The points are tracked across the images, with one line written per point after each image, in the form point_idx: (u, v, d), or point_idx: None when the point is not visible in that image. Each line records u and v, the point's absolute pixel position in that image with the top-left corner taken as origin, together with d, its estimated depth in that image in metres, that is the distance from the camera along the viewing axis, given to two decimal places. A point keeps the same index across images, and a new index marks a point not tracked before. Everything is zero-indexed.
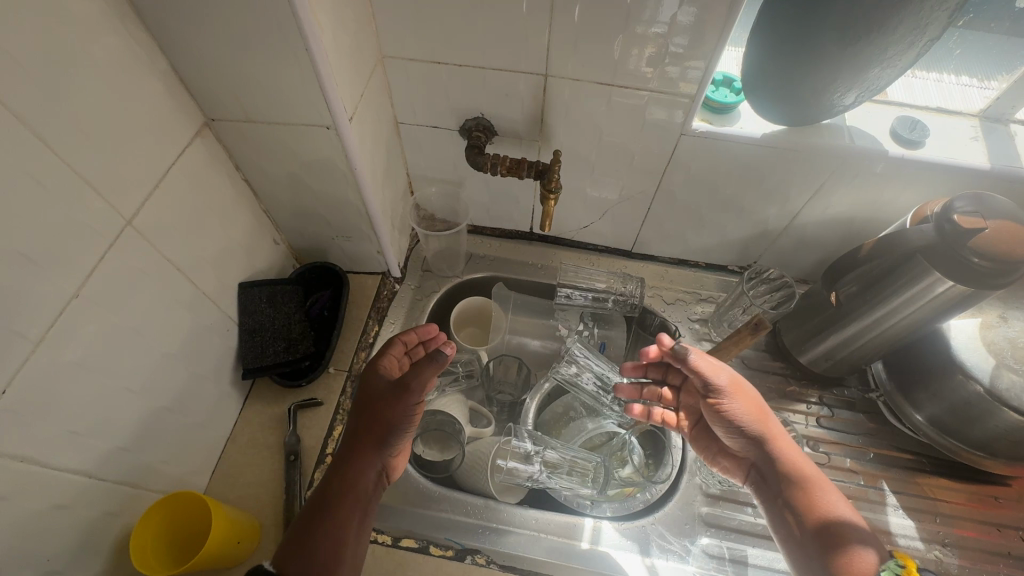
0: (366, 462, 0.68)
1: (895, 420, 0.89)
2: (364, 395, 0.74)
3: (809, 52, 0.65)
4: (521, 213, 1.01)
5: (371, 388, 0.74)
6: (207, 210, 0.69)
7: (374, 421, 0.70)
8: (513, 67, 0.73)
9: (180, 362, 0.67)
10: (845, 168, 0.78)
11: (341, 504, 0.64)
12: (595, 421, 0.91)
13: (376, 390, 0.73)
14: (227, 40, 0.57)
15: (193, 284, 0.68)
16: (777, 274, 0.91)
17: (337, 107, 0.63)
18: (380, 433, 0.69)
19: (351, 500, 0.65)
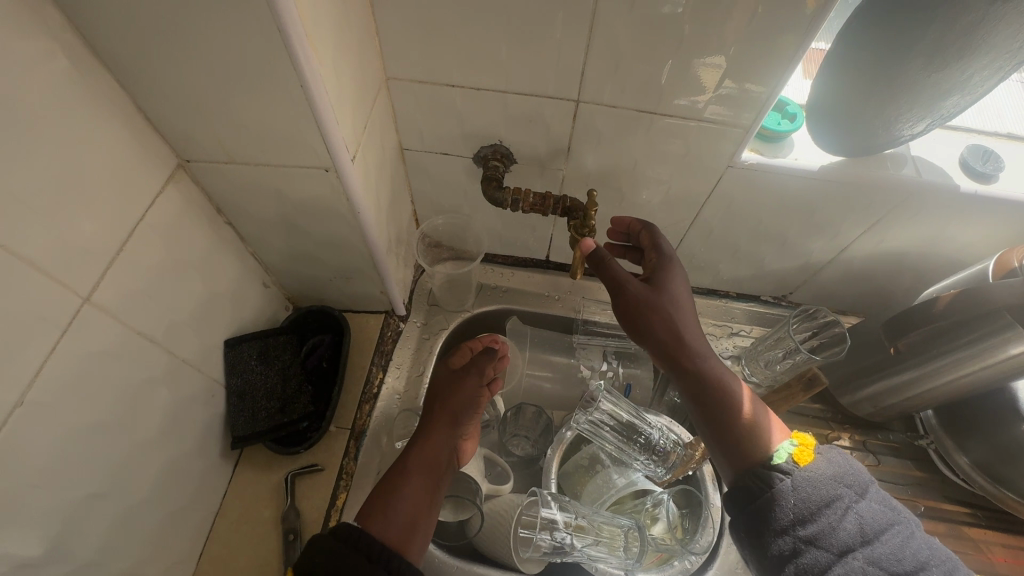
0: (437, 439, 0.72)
1: (946, 469, 0.82)
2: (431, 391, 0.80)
3: (885, 79, 0.57)
4: (538, 241, 0.91)
5: (436, 383, 0.80)
6: (184, 264, 0.59)
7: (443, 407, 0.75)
8: (539, 93, 0.63)
9: (156, 445, 0.57)
10: (908, 203, 0.69)
11: (411, 474, 0.67)
12: (624, 475, 0.83)
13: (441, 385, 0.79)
14: (201, 72, 0.46)
15: (170, 353, 0.58)
16: (831, 319, 0.80)
17: (337, 146, 0.53)
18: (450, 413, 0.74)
19: (420, 471, 0.68)
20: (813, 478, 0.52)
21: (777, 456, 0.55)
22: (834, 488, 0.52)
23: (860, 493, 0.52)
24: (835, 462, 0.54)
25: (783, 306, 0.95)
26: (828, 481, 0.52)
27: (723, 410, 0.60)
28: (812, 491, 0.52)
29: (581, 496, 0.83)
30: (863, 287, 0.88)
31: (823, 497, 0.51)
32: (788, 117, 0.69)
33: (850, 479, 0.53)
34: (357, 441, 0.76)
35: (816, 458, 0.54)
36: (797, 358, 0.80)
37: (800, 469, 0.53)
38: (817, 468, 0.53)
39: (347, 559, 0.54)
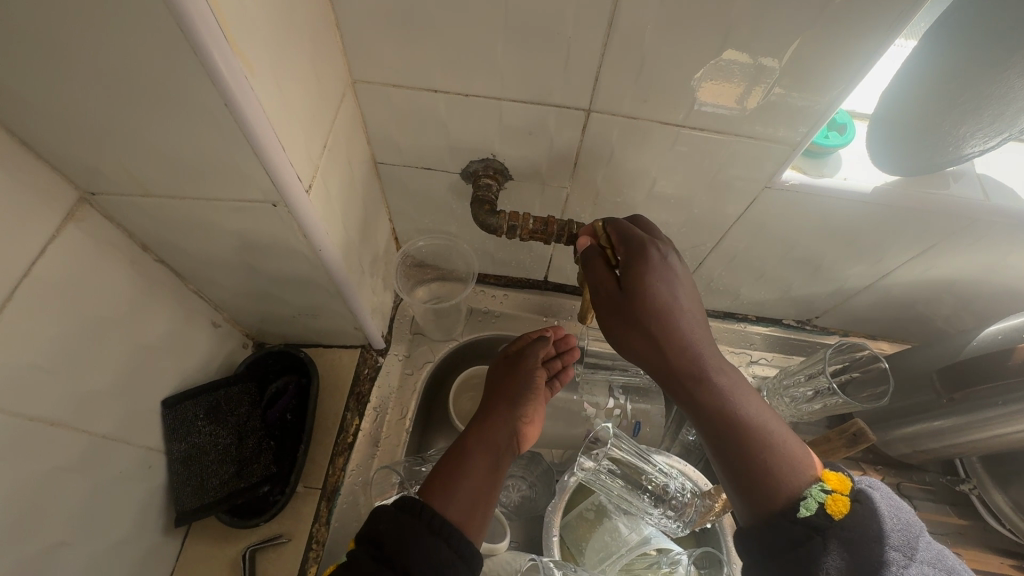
0: (499, 419, 0.61)
1: (990, 516, 0.74)
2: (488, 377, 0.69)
3: (970, 86, 0.46)
4: (535, 262, 0.80)
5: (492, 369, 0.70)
6: (94, 319, 0.47)
7: (503, 389, 0.65)
8: (539, 100, 0.51)
9: (68, 543, 0.46)
10: (971, 229, 0.60)
11: (473, 451, 0.57)
12: (636, 530, 0.72)
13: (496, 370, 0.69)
14: (94, 84, 0.35)
15: (80, 430, 0.47)
16: (872, 356, 0.69)
17: (284, 175, 0.41)
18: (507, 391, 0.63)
19: (483, 449, 0.57)
20: (851, 536, 0.38)
21: (805, 502, 0.41)
22: (877, 550, 0.37)
23: (914, 556, 0.38)
24: (880, 514, 0.39)
25: (808, 331, 0.85)
26: (872, 543, 0.38)
27: (731, 439, 0.45)
28: (852, 555, 0.37)
29: (586, 553, 0.73)
30: (900, 313, 0.78)
31: (863, 564, 0.37)
32: (836, 127, 0.58)
33: (899, 534, 0.39)
34: (329, 503, 0.64)
35: (854, 508, 0.39)
36: (830, 401, 0.70)
37: (834, 524, 0.39)
38: (859, 525, 0.38)
39: (409, 531, 0.45)
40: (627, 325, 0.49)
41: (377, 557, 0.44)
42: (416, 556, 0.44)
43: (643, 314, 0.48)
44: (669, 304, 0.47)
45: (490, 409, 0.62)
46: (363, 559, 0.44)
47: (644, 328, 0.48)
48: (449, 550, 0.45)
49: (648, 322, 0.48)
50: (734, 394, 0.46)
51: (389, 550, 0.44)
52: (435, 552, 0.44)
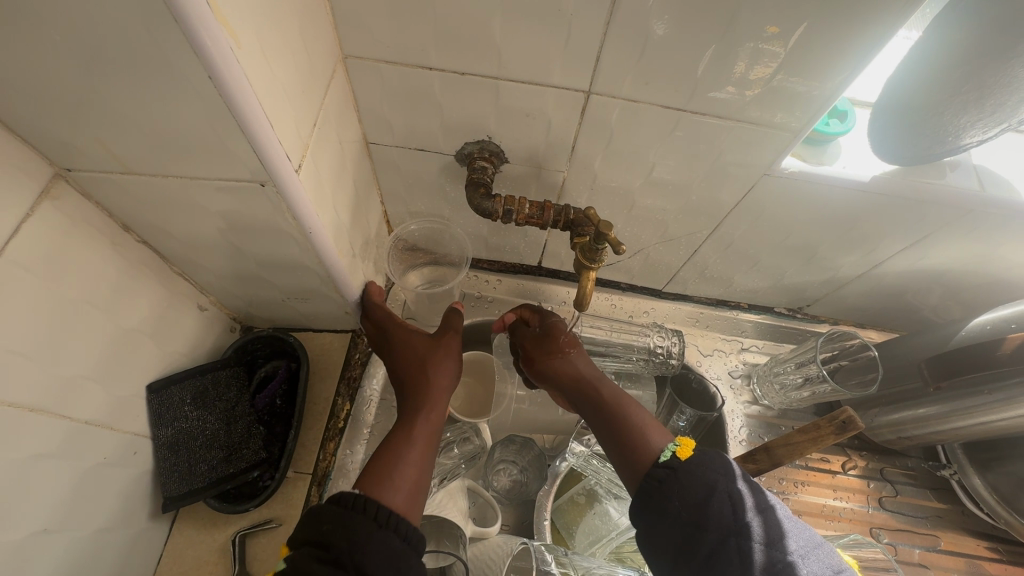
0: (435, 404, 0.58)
1: (968, 501, 0.76)
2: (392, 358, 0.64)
3: (978, 74, 0.45)
4: (529, 247, 0.78)
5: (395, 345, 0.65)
6: (74, 302, 0.45)
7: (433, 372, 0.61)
8: (537, 80, 0.50)
9: (52, 530, 0.46)
10: (965, 220, 0.60)
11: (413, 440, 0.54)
12: (626, 514, 0.73)
13: (419, 344, 0.64)
14: (70, 55, 0.33)
15: (61, 416, 0.45)
16: (862, 344, 0.71)
17: (272, 152, 0.40)
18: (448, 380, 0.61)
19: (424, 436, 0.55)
20: (689, 466, 0.50)
21: (662, 454, 0.52)
22: (707, 474, 0.49)
23: (735, 479, 0.49)
24: (710, 453, 0.51)
25: (798, 319, 0.86)
26: (702, 470, 0.49)
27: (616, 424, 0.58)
28: (690, 481, 0.49)
29: (576, 537, 0.73)
30: (890, 301, 0.79)
31: (701, 486, 0.48)
32: (837, 115, 0.58)
33: (723, 466, 0.50)
34: (320, 487, 0.64)
35: (695, 451, 0.51)
36: (819, 388, 0.73)
37: (682, 462, 0.50)
38: (694, 461, 0.50)
39: (359, 531, 0.43)
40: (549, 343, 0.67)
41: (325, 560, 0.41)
42: (370, 552, 0.42)
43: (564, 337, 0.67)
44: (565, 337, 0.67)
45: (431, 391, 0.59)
46: (305, 559, 0.41)
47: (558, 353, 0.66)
48: (402, 542, 0.43)
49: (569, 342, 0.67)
50: (617, 395, 0.62)
51: (338, 550, 0.41)
52: (388, 543, 0.43)
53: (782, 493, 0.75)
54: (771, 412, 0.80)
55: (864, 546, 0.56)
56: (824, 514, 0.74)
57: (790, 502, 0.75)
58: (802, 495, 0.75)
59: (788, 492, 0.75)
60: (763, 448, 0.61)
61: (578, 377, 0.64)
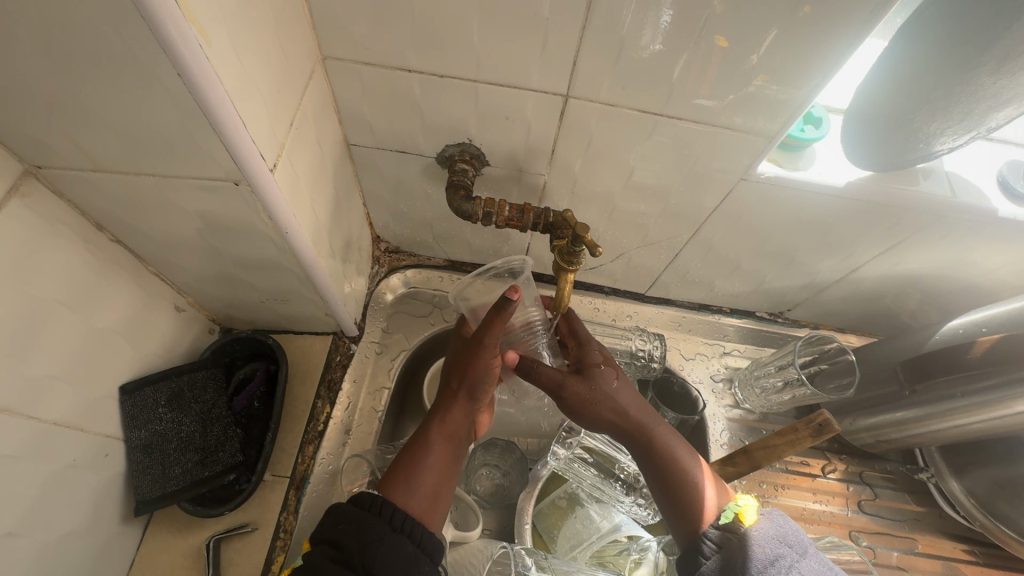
0: (456, 410, 0.59)
1: (943, 502, 0.77)
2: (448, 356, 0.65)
3: (944, 82, 0.46)
4: (512, 251, 0.78)
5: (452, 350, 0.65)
6: (45, 301, 0.45)
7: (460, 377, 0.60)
8: (516, 84, 0.50)
9: (18, 533, 0.45)
10: (937, 225, 0.61)
11: (434, 442, 0.56)
12: (607, 518, 0.73)
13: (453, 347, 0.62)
14: (38, 51, 0.32)
15: (29, 417, 0.45)
16: (840, 348, 0.72)
17: (246, 152, 0.40)
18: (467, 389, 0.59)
19: (444, 440, 0.57)
20: (753, 535, 0.49)
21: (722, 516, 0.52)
22: (774, 547, 0.48)
23: (804, 552, 0.48)
24: (779, 523, 0.50)
25: (780, 323, 0.86)
26: (768, 541, 0.48)
27: (673, 476, 0.55)
28: (754, 551, 0.48)
29: (557, 540, 0.72)
30: (868, 306, 0.80)
31: (764, 556, 0.47)
32: (812, 122, 0.58)
33: (793, 538, 0.49)
34: (298, 491, 0.63)
35: (759, 519, 0.51)
36: (798, 391, 0.73)
37: (746, 530, 0.50)
38: (761, 529, 0.49)
39: (371, 529, 0.45)
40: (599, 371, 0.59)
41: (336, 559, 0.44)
42: (379, 552, 0.44)
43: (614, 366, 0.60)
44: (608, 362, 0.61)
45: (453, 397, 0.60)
46: (319, 560, 0.44)
47: (609, 385, 0.58)
48: (413, 546, 0.46)
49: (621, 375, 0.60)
50: (671, 441, 0.57)
51: (350, 551, 0.44)
52: (398, 548, 0.45)
53: (762, 496, 0.76)
54: (752, 416, 0.80)
55: (840, 548, 0.57)
56: (804, 517, 0.75)
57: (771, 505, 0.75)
58: (782, 498, 0.76)
59: (768, 496, 0.76)
60: (742, 451, 0.61)
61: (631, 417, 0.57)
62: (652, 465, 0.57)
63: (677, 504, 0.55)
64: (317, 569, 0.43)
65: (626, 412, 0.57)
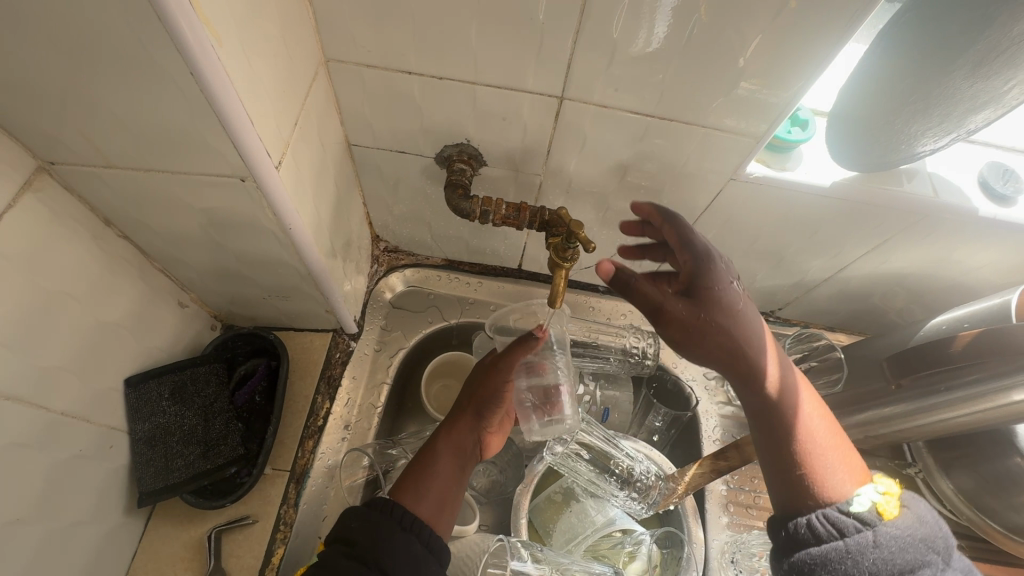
0: (463, 426, 0.64)
1: (932, 498, 0.79)
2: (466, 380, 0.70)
3: (924, 82, 0.49)
4: (509, 250, 0.79)
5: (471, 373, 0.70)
6: (54, 293, 0.46)
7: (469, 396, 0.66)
8: (512, 86, 0.52)
9: (25, 520, 0.46)
10: (921, 224, 0.63)
11: (441, 454, 0.61)
12: (602, 512, 0.74)
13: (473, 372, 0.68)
14: (57, 51, 0.34)
15: (36, 405, 0.46)
16: (830, 346, 0.76)
17: (253, 150, 0.41)
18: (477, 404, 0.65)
19: (450, 453, 0.61)
20: (901, 537, 0.42)
21: (856, 504, 0.44)
22: (923, 551, 0.42)
23: (947, 560, 0.43)
24: (924, 521, 0.44)
25: (771, 322, 0.88)
26: (918, 544, 0.42)
27: (789, 435, 0.46)
28: (902, 552, 0.42)
29: (553, 534, 0.74)
30: (856, 305, 0.82)
31: (909, 563, 0.41)
32: (798, 124, 0.60)
33: (937, 541, 0.43)
34: (298, 485, 0.64)
35: (904, 514, 0.44)
36: None
37: (888, 524, 0.43)
38: (909, 528, 0.43)
39: (383, 529, 0.47)
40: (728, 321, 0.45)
41: (350, 554, 0.46)
42: (393, 549, 0.46)
43: (740, 293, 0.47)
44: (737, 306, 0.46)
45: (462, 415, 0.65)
46: (336, 557, 0.46)
47: (738, 324, 0.45)
48: (421, 546, 0.47)
49: (746, 301, 0.47)
50: (799, 394, 0.48)
51: (364, 548, 0.46)
52: (408, 547, 0.47)
53: (754, 491, 0.77)
54: None
55: None
56: None
57: (762, 500, 0.77)
58: None
59: (760, 491, 0.77)
60: (733, 445, 0.62)
61: (754, 354, 0.45)
62: (758, 414, 0.48)
63: (787, 465, 0.47)
64: (333, 566, 0.45)
65: (749, 354, 0.45)
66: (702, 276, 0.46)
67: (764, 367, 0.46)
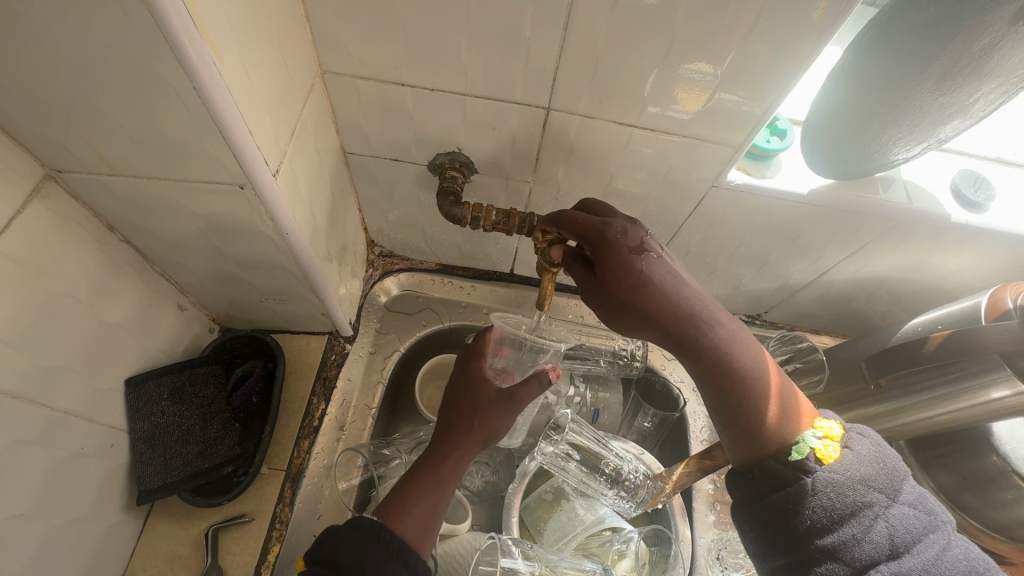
0: (459, 448, 0.59)
1: None
2: (463, 386, 0.64)
3: (892, 95, 0.51)
4: (501, 255, 0.81)
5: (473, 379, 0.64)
6: (59, 296, 0.48)
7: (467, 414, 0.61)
8: (501, 97, 0.54)
9: (28, 516, 0.47)
10: (897, 230, 0.65)
11: (428, 480, 0.56)
12: (591, 510, 0.76)
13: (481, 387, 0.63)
14: (66, 65, 0.36)
15: (41, 404, 0.48)
16: (811, 347, 0.77)
17: (251, 158, 0.43)
18: (487, 437, 0.60)
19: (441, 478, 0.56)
20: (839, 480, 0.43)
21: (795, 450, 0.45)
22: (862, 491, 0.43)
23: (893, 496, 0.43)
24: (867, 460, 0.44)
25: (758, 325, 0.90)
26: (859, 487, 0.43)
27: (735, 392, 0.47)
28: (845, 496, 0.43)
29: (544, 533, 0.75)
30: (840, 308, 0.84)
31: (848, 505, 0.42)
32: (777, 134, 0.63)
33: (882, 478, 0.44)
34: (293, 484, 0.66)
35: (845, 455, 0.44)
36: None
37: (826, 467, 0.44)
38: (850, 471, 0.43)
39: (371, 555, 0.47)
40: (640, 293, 0.47)
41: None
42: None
43: (652, 258, 0.48)
44: (646, 278, 0.47)
45: (462, 436, 0.59)
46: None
47: (654, 290, 0.47)
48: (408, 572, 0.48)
49: (658, 265, 0.48)
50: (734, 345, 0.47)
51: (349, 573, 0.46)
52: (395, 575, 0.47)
53: None
54: None
55: None
56: None
57: None
58: None
59: None
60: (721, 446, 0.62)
61: (670, 317, 0.47)
62: (702, 377, 0.48)
63: (734, 422, 0.48)
64: None
65: (670, 315, 0.47)
66: (607, 256, 0.48)
67: (694, 329, 0.47)
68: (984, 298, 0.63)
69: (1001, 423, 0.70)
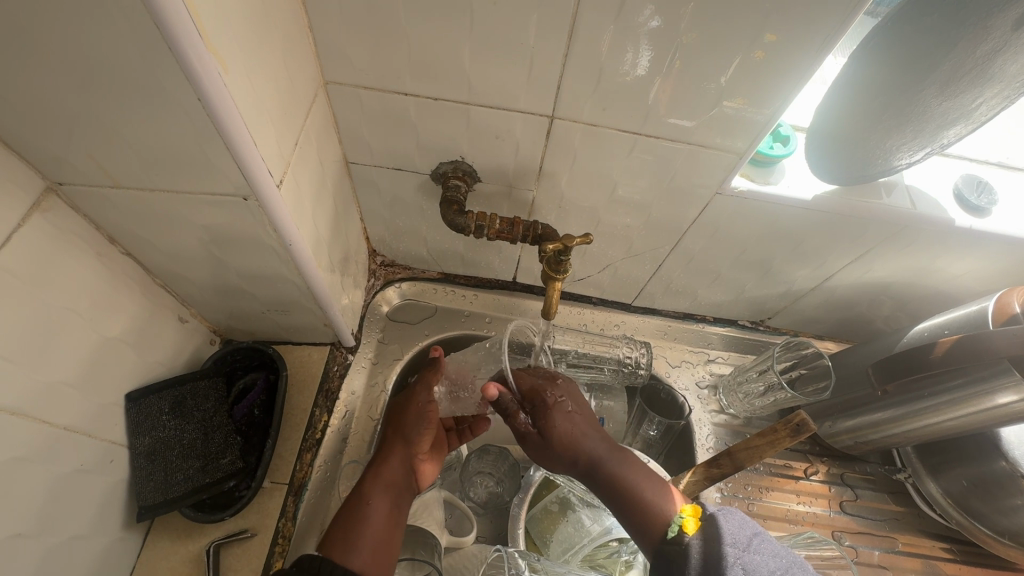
0: (394, 460, 0.62)
1: (923, 503, 0.80)
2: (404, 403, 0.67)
3: (893, 103, 0.52)
4: (504, 264, 0.81)
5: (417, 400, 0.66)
6: (60, 309, 0.47)
7: (397, 426, 0.65)
8: (506, 105, 0.54)
9: (28, 535, 0.46)
10: (899, 235, 0.65)
11: (372, 494, 0.58)
12: (597, 521, 0.74)
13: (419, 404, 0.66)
14: (71, 78, 0.36)
15: (42, 421, 0.47)
16: (817, 353, 0.75)
17: (256, 169, 0.43)
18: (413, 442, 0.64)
19: (382, 489, 0.59)
20: (697, 544, 0.49)
21: (670, 528, 0.52)
22: (717, 547, 0.48)
23: (748, 546, 0.48)
24: (718, 523, 0.50)
25: (761, 331, 0.90)
26: (713, 546, 0.48)
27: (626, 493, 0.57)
28: (707, 556, 0.48)
29: (550, 545, 0.74)
30: (844, 313, 0.84)
31: (707, 561, 0.47)
32: (780, 140, 0.63)
33: (736, 534, 0.49)
34: (296, 498, 0.65)
35: (703, 523, 0.51)
36: (779, 395, 0.76)
37: (691, 537, 0.50)
38: (705, 536, 0.49)
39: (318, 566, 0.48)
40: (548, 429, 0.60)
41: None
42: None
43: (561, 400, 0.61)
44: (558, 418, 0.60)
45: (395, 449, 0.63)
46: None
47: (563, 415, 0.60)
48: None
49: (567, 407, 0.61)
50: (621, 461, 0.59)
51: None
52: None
53: (747, 498, 0.78)
54: (736, 421, 0.83)
55: (820, 544, 0.58)
56: (788, 519, 0.77)
57: (755, 507, 0.78)
58: (766, 500, 0.78)
59: (753, 498, 0.78)
60: (726, 453, 0.60)
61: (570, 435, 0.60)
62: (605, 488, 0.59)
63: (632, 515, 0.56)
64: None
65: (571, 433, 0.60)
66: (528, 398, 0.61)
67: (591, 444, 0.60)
68: (990, 304, 0.63)
69: (1007, 427, 0.67)
